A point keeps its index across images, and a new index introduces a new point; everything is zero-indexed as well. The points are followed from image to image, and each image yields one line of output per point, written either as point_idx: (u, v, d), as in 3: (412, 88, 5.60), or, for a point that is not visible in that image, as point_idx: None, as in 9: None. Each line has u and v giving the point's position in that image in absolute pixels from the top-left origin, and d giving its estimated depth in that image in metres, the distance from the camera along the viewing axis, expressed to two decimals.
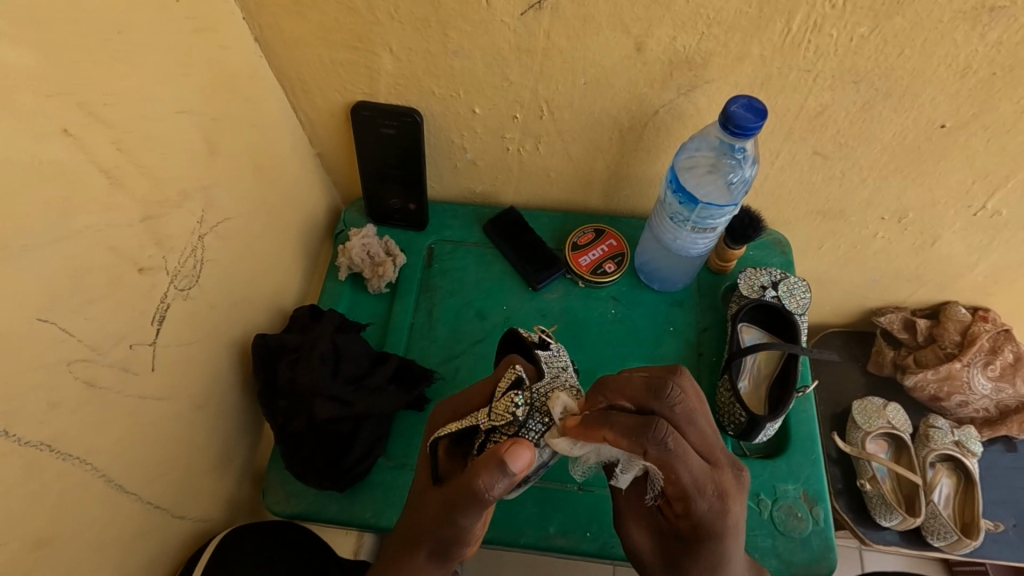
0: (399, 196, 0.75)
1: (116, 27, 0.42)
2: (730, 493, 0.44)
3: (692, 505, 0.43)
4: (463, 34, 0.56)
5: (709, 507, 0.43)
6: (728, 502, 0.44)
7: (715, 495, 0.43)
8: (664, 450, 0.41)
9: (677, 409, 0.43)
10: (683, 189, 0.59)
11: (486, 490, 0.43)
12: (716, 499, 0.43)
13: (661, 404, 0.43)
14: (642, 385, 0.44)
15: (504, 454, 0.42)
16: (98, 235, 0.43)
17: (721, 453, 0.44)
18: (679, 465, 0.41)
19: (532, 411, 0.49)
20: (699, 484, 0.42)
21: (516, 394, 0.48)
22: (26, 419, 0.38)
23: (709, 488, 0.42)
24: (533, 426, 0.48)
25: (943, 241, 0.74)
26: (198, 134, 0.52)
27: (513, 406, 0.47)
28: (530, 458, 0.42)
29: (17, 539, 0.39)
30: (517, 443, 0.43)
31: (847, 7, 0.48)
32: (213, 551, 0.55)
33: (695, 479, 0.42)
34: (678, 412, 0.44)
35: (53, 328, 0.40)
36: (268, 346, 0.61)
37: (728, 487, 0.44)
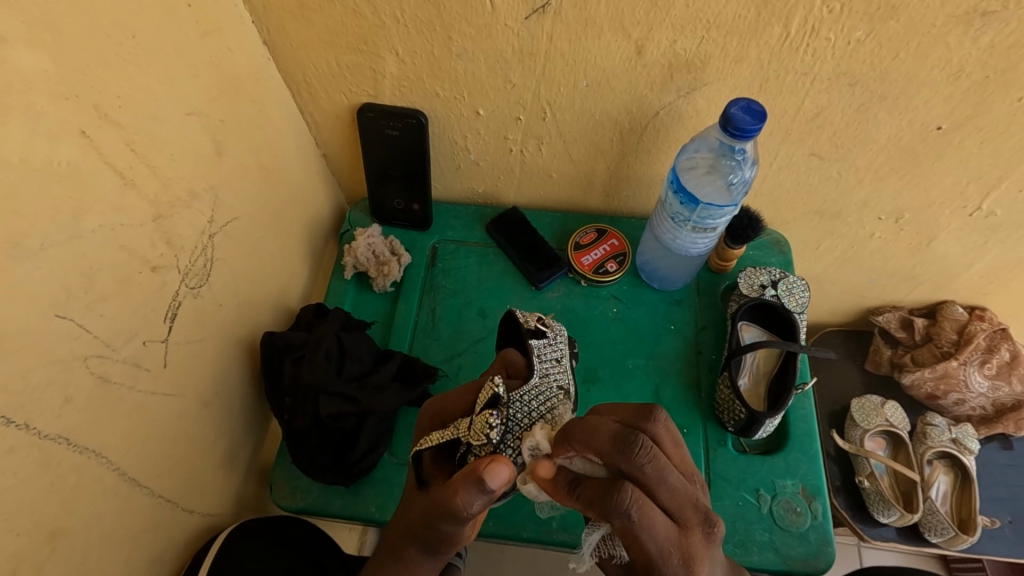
0: (402, 197, 0.76)
1: (129, 31, 0.43)
2: (700, 566, 0.39)
3: (660, 573, 0.39)
4: (466, 37, 0.57)
5: (677, 572, 0.39)
6: (697, 569, 0.39)
7: (683, 563, 0.39)
8: (628, 521, 0.38)
9: (645, 469, 0.39)
10: (684, 189, 0.60)
11: (465, 507, 0.43)
12: (684, 568, 0.39)
13: (628, 463, 0.39)
14: (612, 439, 0.40)
15: (483, 470, 0.41)
16: (112, 233, 0.44)
17: (693, 516, 0.39)
18: (642, 536, 0.38)
19: (511, 426, 0.48)
20: (665, 553, 0.39)
21: (491, 414, 0.47)
22: (42, 413, 0.39)
23: (680, 552, 0.39)
24: (509, 445, 0.48)
25: (940, 241, 0.75)
26: (207, 135, 0.53)
27: (489, 427, 0.47)
28: (507, 474, 0.41)
29: (33, 529, 0.40)
30: (494, 460, 0.41)
31: (842, 12, 0.49)
32: (219, 547, 0.55)
33: (660, 548, 0.38)
34: (648, 472, 0.39)
35: (68, 324, 0.41)
36: (275, 344, 0.63)
37: (699, 556, 0.39)
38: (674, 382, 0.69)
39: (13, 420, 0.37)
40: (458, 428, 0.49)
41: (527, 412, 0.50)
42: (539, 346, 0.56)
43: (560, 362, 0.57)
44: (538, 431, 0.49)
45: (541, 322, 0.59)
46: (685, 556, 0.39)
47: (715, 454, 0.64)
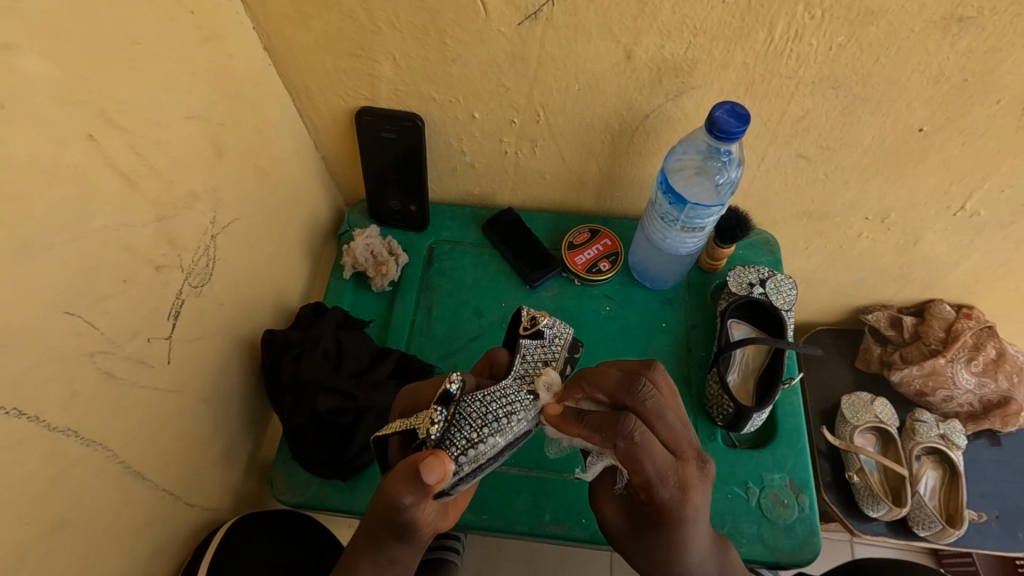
0: (399, 198, 0.78)
1: (133, 38, 0.45)
2: (693, 488, 0.44)
3: (657, 495, 0.44)
4: (460, 42, 0.59)
5: (670, 494, 0.44)
6: (690, 494, 0.44)
7: (677, 486, 0.44)
8: (631, 444, 0.42)
9: (647, 403, 0.45)
10: (672, 190, 0.61)
11: (400, 500, 0.43)
12: (679, 494, 0.44)
13: (632, 398, 0.45)
14: (618, 382, 0.46)
15: (418, 464, 0.42)
16: (116, 233, 0.45)
17: (688, 447, 0.45)
18: (646, 457, 0.43)
19: (459, 422, 0.44)
20: (663, 475, 0.43)
21: (437, 410, 0.44)
22: (49, 406, 0.41)
23: (674, 477, 0.43)
24: (454, 444, 0.43)
25: (925, 240, 0.76)
26: (207, 138, 0.55)
27: (432, 424, 0.44)
28: (444, 471, 0.41)
29: (41, 519, 0.41)
30: (432, 456, 0.42)
31: (823, 18, 0.51)
32: (217, 546, 0.56)
33: (660, 469, 0.43)
34: (649, 406, 0.45)
35: (74, 321, 0.42)
36: (274, 342, 0.64)
37: (692, 482, 0.44)
38: None
39: (20, 413, 0.39)
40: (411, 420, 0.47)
41: (482, 411, 0.44)
42: (526, 348, 0.51)
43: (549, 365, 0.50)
44: (488, 431, 0.44)
45: (534, 316, 0.52)
46: (679, 481, 0.44)
47: (705, 449, 0.65)
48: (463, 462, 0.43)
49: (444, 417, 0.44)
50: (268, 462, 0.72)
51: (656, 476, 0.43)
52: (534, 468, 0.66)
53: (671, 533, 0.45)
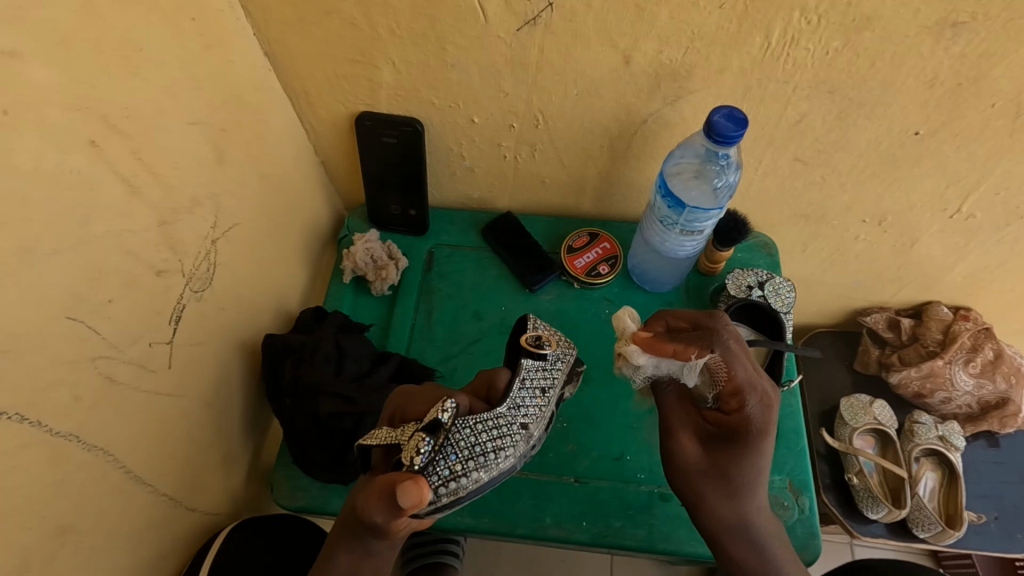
0: (399, 203, 0.78)
1: (136, 45, 0.45)
2: (775, 401, 0.52)
3: (745, 404, 0.51)
4: (459, 48, 0.59)
5: (756, 403, 0.51)
6: (771, 409, 0.51)
7: (762, 397, 0.51)
8: (725, 348, 0.51)
9: (726, 339, 0.52)
10: (670, 193, 0.61)
11: (370, 516, 0.43)
12: (765, 402, 0.51)
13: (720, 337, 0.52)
14: (695, 318, 0.55)
15: (397, 488, 0.41)
16: (118, 239, 0.45)
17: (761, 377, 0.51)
18: (735, 363, 0.51)
19: (446, 452, 0.44)
20: (752, 383, 0.51)
21: (424, 439, 0.44)
22: (51, 410, 0.41)
23: (761, 389, 0.51)
24: (437, 474, 0.43)
25: (922, 243, 0.77)
26: (208, 144, 0.55)
27: (417, 453, 0.43)
28: (421, 499, 0.41)
29: (42, 524, 0.41)
30: (410, 482, 0.41)
31: (819, 23, 0.52)
32: (219, 546, 0.57)
33: (749, 376, 0.51)
34: (730, 344, 0.52)
35: (77, 326, 0.42)
36: (275, 346, 0.64)
37: (772, 396, 0.52)
38: None
39: (24, 418, 0.39)
40: (398, 436, 0.46)
41: (471, 443, 0.45)
42: (527, 368, 0.51)
43: (545, 394, 0.51)
44: (473, 465, 0.44)
45: (540, 339, 0.53)
46: (764, 395, 0.51)
47: None
48: (442, 494, 0.43)
49: (431, 446, 0.43)
50: (268, 466, 0.72)
51: (753, 384, 0.51)
52: (534, 471, 0.66)
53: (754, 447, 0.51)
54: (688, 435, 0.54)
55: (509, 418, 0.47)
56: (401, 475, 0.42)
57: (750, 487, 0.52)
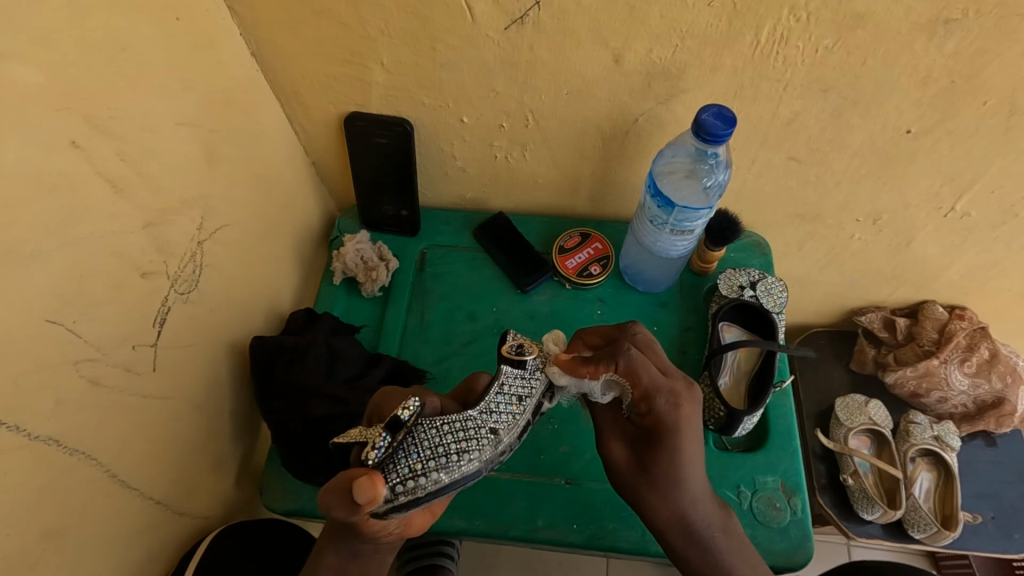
0: (391, 203, 0.78)
1: (121, 45, 0.45)
2: (684, 398, 0.48)
3: (654, 405, 0.48)
4: (449, 48, 0.59)
5: (665, 405, 0.48)
6: (682, 406, 0.48)
7: (670, 396, 0.48)
8: (628, 359, 0.48)
9: (639, 336, 0.52)
10: (660, 193, 0.61)
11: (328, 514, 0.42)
12: (673, 402, 0.48)
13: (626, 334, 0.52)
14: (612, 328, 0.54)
15: (353, 482, 0.40)
16: (103, 241, 0.45)
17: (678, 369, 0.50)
18: (640, 368, 0.48)
19: (406, 449, 0.42)
20: (658, 385, 0.48)
21: (381, 435, 0.42)
22: (34, 414, 0.40)
23: (670, 389, 0.48)
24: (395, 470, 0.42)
25: (917, 242, 0.76)
26: (196, 144, 0.55)
27: (373, 449, 0.42)
28: (376, 496, 0.40)
29: (25, 529, 0.41)
30: (365, 476, 0.40)
31: (811, 21, 0.51)
32: (203, 553, 0.56)
33: (654, 380, 0.48)
34: (641, 338, 0.52)
35: (61, 329, 0.42)
36: (265, 347, 0.64)
37: (682, 393, 0.49)
38: None
39: (6, 423, 0.38)
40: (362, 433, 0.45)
41: (433, 442, 0.43)
42: (505, 374, 0.48)
43: (522, 401, 0.48)
44: (433, 465, 0.42)
45: (520, 345, 0.50)
46: (674, 395, 0.48)
47: None
48: (399, 492, 0.41)
49: (387, 442, 0.42)
50: (260, 469, 0.72)
51: (652, 387, 0.48)
52: (526, 473, 0.66)
53: (661, 451, 0.48)
54: (617, 438, 0.53)
55: (478, 422, 0.45)
56: (358, 470, 0.41)
57: (682, 495, 0.49)
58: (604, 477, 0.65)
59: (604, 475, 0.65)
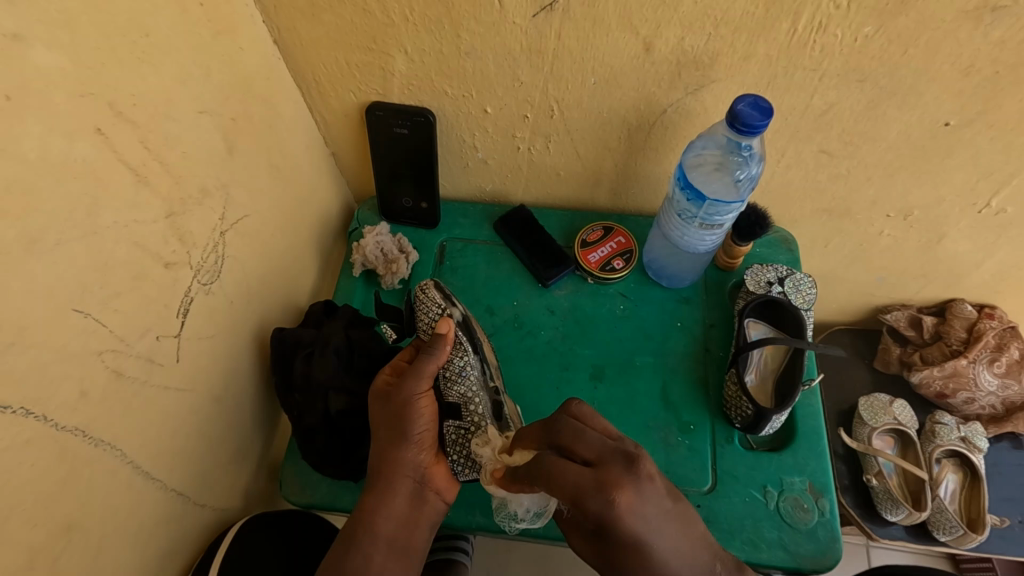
0: (410, 195, 0.77)
1: (144, 30, 0.44)
2: (618, 487, 0.44)
3: (587, 505, 0.44)
4: (474, 36, 0.57)
5: (599, 503, 0.43)
6: (614, 495, 0.43)
7: (597, 488, 0.44)
8: (544, 467, 0.46)
9: (562, 432, 0.49)
10: (691, 186, 0.58)
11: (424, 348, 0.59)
12: (605, 496, 0.43)
13: (552, 435, 0.50)
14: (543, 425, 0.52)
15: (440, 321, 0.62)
16: (126, 230, 0.44)
17: (612, 456, 0.45)
18: (561, 472, 0.45)
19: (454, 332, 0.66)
20: (581, 485, 0.44)
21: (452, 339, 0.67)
22: (59, 405, 0.40)
23: (592, 488, 0.43)
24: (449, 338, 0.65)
25: (948, 239, 0.74)
26: (218, 134, 0.54)
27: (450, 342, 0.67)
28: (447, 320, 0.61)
29: (49, 520, 0.40)
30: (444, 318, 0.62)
31: (852, 8, 0.49)
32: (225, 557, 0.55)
33: (600, 447, 0.47)
34: (565, 433, 0.49)
35: (86, 319, 0.41)
36: (286, 341, 0.62)
37: (618, 479, 0.44)
38: (682, 379, 0.68)
39: (31, 412, 0.38)
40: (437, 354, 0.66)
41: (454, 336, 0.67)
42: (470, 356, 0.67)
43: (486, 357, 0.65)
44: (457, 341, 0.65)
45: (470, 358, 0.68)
46: (604, 493, 0.43)
47: (721, 450, 0.64)
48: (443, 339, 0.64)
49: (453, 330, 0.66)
50: (279, 461, 0.71)
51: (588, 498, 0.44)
52: None
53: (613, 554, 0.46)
54: (577, 537, 0.50)
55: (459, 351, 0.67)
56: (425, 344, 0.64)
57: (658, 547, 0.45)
58: None
59: None
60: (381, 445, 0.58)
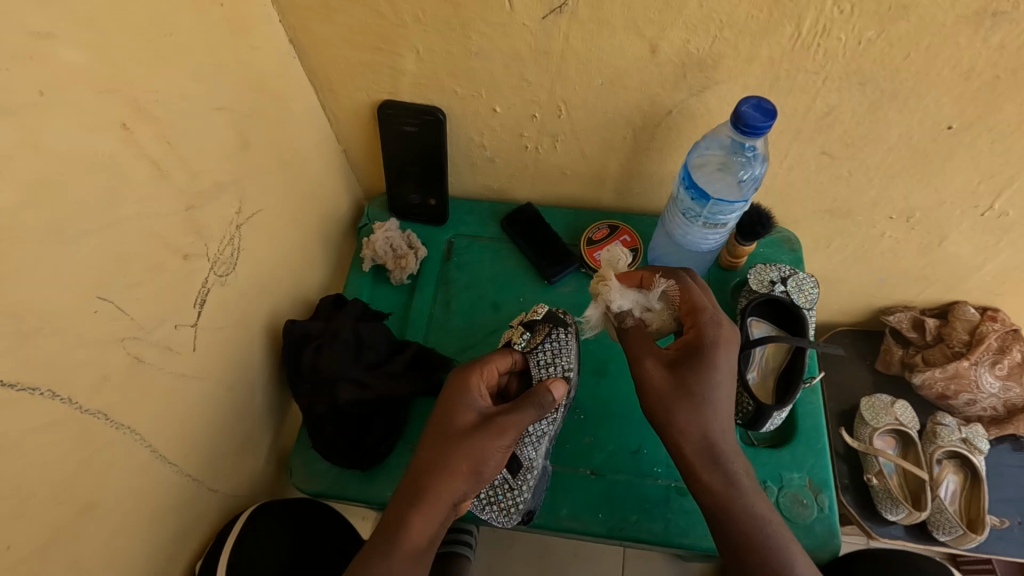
0: (418, 191, 0.78)
1: (165, 30, 0.46)
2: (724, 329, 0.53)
3: (700, 322, 0.54)
4: (484, 37, 0.59)
5: (711, 332, 0.53)
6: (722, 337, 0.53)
7: (712, 320, 0.53)
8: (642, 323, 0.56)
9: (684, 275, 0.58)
10: (695, 185, 0.59)
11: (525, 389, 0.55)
12: (716, 332, 0.53)
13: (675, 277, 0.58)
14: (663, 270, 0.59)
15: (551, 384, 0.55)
16: (147, 221, 0.46)
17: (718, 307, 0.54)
18: (645, 361, 0.54)
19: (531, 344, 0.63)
20: (703, 315, 0.54)
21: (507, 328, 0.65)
22: (82, 389, 0.41)
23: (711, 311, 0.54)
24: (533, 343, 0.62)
25: (949, 241, 0.75)
26: (233, 130, 0.56)
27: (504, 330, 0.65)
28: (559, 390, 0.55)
29: (73, 499, 0.42)
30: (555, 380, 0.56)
31: (854, 12, 0.50)
32: (231, 548, 0.56)
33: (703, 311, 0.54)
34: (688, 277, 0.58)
35: (109, 306, 0.43)
36: (294, 333, 0.63)
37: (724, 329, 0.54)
38: None
39: (57, 395, 0.39)
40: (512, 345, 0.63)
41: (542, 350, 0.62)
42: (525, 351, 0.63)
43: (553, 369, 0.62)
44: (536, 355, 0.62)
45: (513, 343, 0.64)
46: (716, 319, 0.54)
47: None
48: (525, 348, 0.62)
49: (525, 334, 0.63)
50: (288, 450, 0.73)
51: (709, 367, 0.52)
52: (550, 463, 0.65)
53: (701, 368, 0.52)
54: (653, 360, 0.54)
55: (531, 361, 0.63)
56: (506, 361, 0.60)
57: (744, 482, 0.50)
58: (628, 469, 0.64)
59: (628, 467, 0.64)
60: (451, 467, 0.50)
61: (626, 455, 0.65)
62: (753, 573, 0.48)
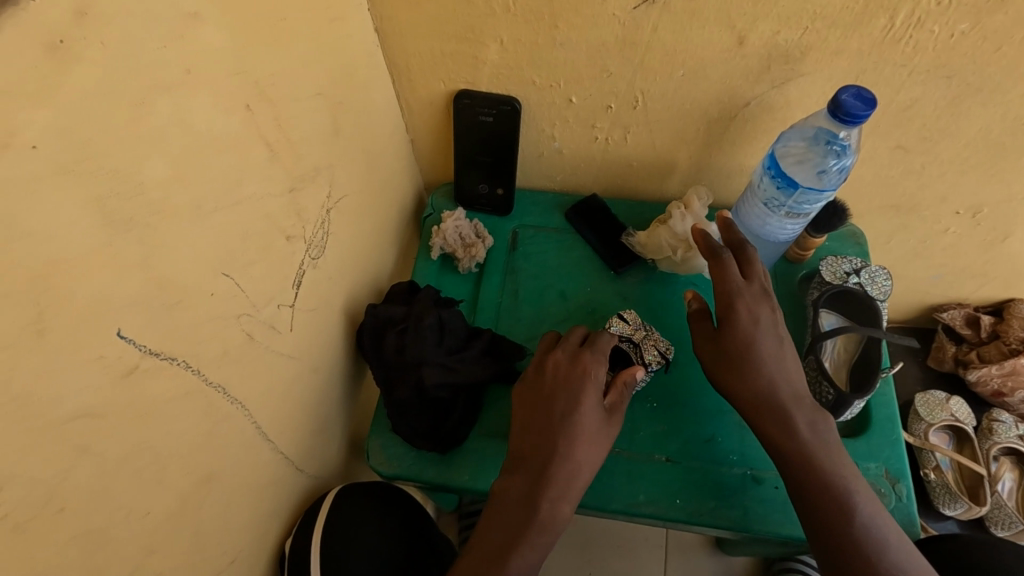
0: (485, 181, 0.79)
1: (281, 14, 0.47)
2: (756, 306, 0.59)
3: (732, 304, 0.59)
4: (571, 27, 0.60)
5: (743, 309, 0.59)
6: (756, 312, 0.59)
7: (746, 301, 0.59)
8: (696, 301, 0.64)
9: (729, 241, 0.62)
10: (783, 174, 0.60)
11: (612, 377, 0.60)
12: (750, 308, 0.59)
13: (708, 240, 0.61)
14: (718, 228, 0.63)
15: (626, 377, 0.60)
16: (261, 201, 0.47)
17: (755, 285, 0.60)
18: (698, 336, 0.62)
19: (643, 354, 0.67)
20: (736, 292, 0.59)
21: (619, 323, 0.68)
22: (208, 363, 0.42)
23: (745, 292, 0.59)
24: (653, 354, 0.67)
25: (1015, 237, 0.75)
26: (328, 116, 0.57)
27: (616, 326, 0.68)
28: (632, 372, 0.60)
29: (197, 470, 0.43)
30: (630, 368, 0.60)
31: (951, 5, 0.51)
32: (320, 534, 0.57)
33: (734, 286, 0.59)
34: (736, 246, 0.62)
35: (230, 283, 0.44)
36: (378, 318, 0.66)
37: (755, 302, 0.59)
38: None
39: (189, 366, 0.40)
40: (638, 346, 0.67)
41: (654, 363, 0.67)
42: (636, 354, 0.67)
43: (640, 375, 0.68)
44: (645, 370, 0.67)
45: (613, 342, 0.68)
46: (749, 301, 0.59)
47: None
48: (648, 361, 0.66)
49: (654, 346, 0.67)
50: (358, 435, 0.74)
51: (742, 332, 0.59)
52: (625, 449, 0.66)
53: (739, 342, 0.58)
54: (701, 337, 0.62)
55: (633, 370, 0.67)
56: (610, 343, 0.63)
57: (805, 435, 0.56)
58: (704, 456, 0.65)
59: (703, 454, 0.65)
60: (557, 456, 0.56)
61: (701, 443, 0.66)
62: (840, 537, 0.52)
